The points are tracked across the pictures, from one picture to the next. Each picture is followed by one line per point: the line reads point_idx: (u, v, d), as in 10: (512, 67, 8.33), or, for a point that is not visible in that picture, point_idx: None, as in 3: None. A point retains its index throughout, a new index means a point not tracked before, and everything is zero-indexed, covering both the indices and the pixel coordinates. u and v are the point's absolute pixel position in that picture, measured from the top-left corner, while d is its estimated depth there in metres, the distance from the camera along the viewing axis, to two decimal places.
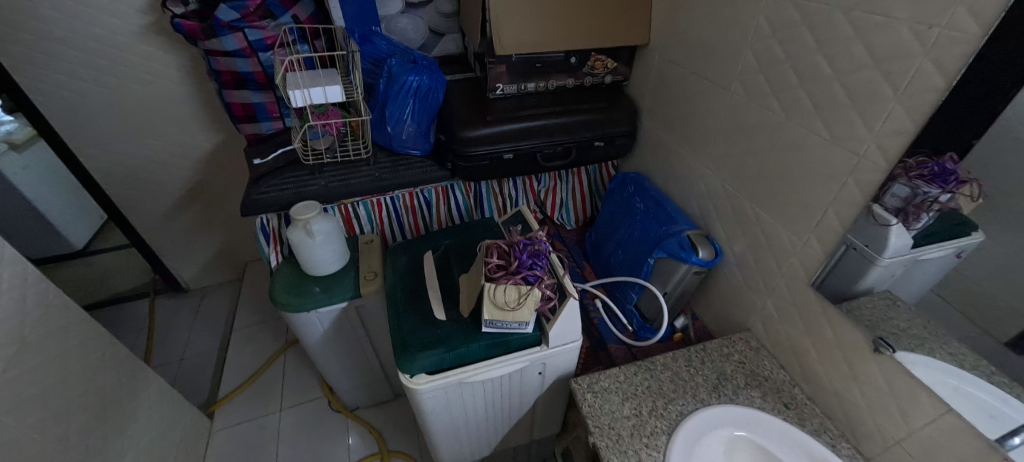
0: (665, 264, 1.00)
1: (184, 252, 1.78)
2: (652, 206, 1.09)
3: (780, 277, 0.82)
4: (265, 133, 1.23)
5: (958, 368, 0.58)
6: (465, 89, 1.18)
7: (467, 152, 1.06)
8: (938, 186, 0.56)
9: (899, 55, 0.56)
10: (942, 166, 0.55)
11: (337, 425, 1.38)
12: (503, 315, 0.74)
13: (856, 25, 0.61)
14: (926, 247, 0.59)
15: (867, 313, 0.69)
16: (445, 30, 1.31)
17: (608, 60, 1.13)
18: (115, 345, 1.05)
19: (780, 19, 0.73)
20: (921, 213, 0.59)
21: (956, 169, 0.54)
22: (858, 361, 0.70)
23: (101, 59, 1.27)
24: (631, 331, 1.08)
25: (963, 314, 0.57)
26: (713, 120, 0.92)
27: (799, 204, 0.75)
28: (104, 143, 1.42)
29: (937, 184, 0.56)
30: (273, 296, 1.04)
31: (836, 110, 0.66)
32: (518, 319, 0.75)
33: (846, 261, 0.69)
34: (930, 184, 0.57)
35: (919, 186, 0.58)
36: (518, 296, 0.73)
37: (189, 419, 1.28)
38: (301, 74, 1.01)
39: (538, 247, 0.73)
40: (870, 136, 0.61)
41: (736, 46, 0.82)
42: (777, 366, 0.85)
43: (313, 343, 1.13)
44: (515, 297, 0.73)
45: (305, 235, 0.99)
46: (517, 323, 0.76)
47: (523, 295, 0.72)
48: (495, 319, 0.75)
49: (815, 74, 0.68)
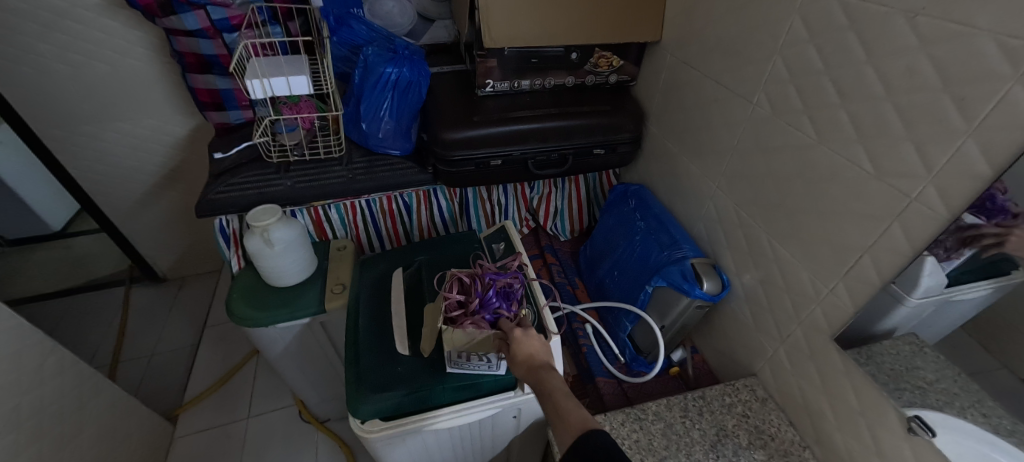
0: (664, 294, 0.89)
1: (159, 241, 1.68)
2: (653, 225, 0.98)
3: (796, 324, 0.71)
4: (235, 123, 1.12)
5: (992, 434, 0.49)
6: (451, 84, 1.06)
7: (449, 156, 0.95)
8: (981, 220, 0.46)
9: (977, 77, 0.44)
10: (991, 196, 0.44)
11: (306, 438, 1.29)
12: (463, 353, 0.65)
13: (922, 34, 0.48)
14: (961, 286, 0.50)
15: (889, 361, 0.59)
16: (435, 15, 1.19)
17: (614, 58, 1.01)
18: (58, 353, 0.96)
19: (821, 21, 0.60)
20: (963, 248, 0.48)
21: (1012, 201, 0.43)
22: (884, 434, 0.60)
23: (59, 32, 1.15)
24: (623, 363, 0.98)
25: (983, 347, 0.50)
26: (729, 134, 0.80)
27: (827, 245, 0.63)
28: (67, 125, 1.32)
29: (984, 216, 0.45)
30: (228, 306, 0.94)
31: (885, 138, 0.54)
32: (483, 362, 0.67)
33: (868, 298, 0.59)
34: (975, 216, 0.46)
35: (962, 219, 0.47)
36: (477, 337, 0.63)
37: (147, 426, 1.20)
38: (263, 61, 0.89)
39: (505, 284, 0.65)
40: (927, 176, 0.49)
41: (764, 50, 0.70)
42: (786, 423, 0.75)
43: (275, 357, 1.04)
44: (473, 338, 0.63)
45: (263, 243, 0.88)
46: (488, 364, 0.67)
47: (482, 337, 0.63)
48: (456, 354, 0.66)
49: (862, 91, 0.56)
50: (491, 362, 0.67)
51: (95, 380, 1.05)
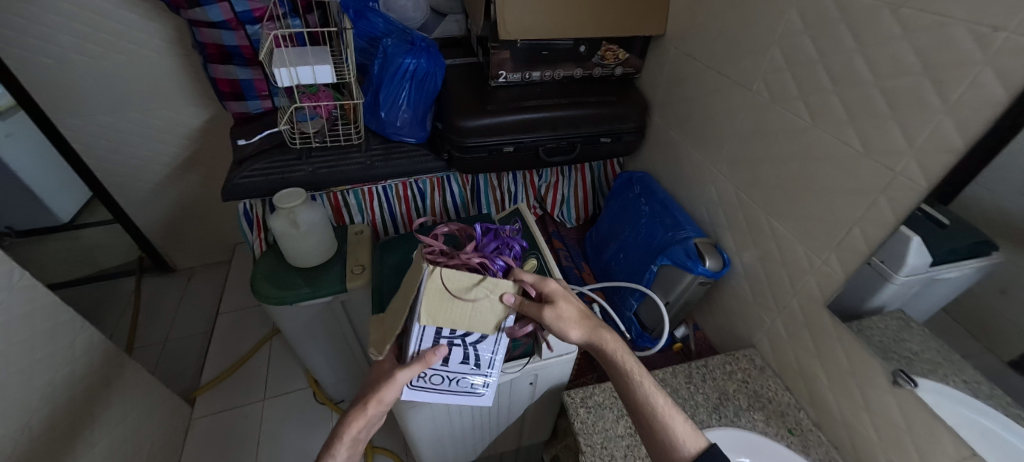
0: (669, 272, 0.94)
1: (171, 233, 1.71)
2: (658, 209, 1.04)
3: (792, 295, 0.77)
4: (253, 113, 1.16)
5: (971, 398, 0.55)
6: (463, 75, 1.11)
7: (465, 144, 0.99)
8: None
9: (952, 62, 0.50)
10: None
11: (321, 418, 1.34)
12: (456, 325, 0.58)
13: (905, 24, 0.54)
14: (945, 266, 0.56)
15: (878, 333, 0.65)
16: (447, 10, 1.23)
17: (620, 50, 1.06)
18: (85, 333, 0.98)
19: (814, 14, 0.66)
20: None
21: None
22: (872, 391, 0.66)
23: (79, 23, 1.18)
24: (629, 339, 1.04)
25: (969, 332, 0.56)
26: (729, 121, 0.85)
27: (820, 220, 0.69)
28: (84, 115, 1.34)
29: None
30: (253, 285, 0.98)
31: (873, 119, 0.59)
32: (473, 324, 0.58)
33: (858, 277, 0.65)
34: None
35: None
36: (482, 290, 0.56)
37: (167, 406, 1.24)
38: (289, 51, 0.94)
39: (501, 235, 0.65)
40: (909, 152, 0.55)
41: (762, 42, 0.75)
42: (782, 388, 0.81)
43: (296, 336, 1.09)
44: (473, 293, 0.57)
45: (289, 224, 0.93)
46: (473, 381, 0.68)
47: (488, 289, 0.57)
48: (446, 327, 0.58)
49: (851, 77, 0.62)
50: (476, 376, 0.67)
51: (121, 361, 1.08)
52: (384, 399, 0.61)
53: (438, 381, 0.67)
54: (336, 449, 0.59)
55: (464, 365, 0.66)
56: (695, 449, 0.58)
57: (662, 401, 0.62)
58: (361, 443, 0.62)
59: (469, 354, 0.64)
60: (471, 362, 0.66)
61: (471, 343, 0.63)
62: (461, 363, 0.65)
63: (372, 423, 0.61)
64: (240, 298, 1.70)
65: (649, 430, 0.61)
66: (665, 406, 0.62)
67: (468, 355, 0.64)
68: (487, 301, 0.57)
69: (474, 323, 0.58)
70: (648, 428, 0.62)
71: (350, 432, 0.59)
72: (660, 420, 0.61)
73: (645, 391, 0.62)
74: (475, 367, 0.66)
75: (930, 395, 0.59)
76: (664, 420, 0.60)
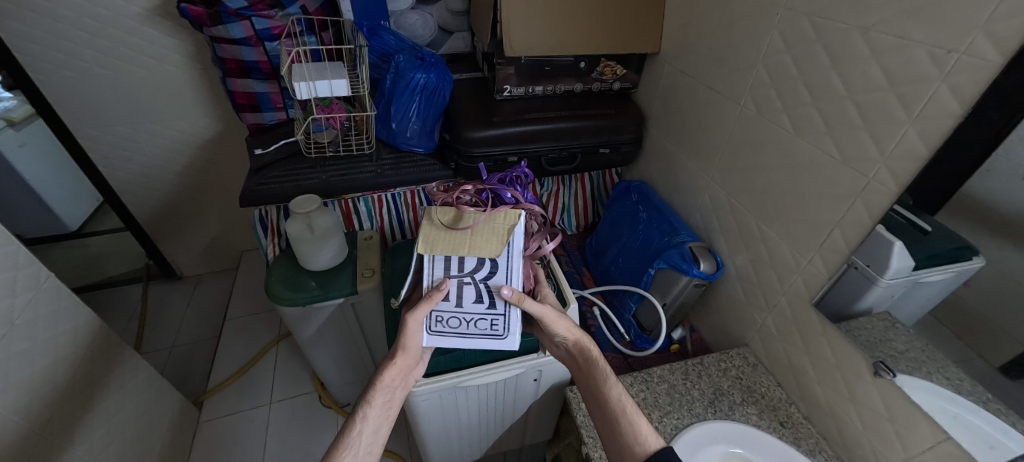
0: (665, 275, 0.99)
1: (179, 243, 1.71)
2: (654, 215, 1.09)
3: (781, 294, 0.82)
4: (268, 124, 1.20)
5: (954, 394, 0.59)
6: (468, 88, 1.17)
7: (471, 153, 1.05)
8: None
9: (915, 79, 0.56)
10: None
11: (327, 421, 1.37)
12: (457, 250, 0.59)
13: (873, 46, 0.60)
14: (926, 270, 0.60)
15: (865, 333, 0.69)
16: (453, 28, 1.31)
17: (617, 67, 1.13)
18: (108, 338, 0.98)
19: (795, 35, 0.72)
20: None
21: None
22: (857, 383, 0.70)
23: (103, 39, 1.19)
24: (628, 341, 1.08)
25: (960, 339, 0.59)
26: (720, 131, 0.91)
27: (805, 223, 0.74)
28: (103, 125, 1.34)
29: None
30: (268, 287, 1.02)
31: (849, 130, 0.65)
32: (477, 247, 0.59)
33: (845, 280, 0.70)
34: None
35: None
36: (485, 216, 0.59)
37: (178, 410, 1.25)
38: (308, 66, 1.00)
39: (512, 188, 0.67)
40: (881, 159, 0.61)
41: (749, 60, 0.82)
42: (773, 384, 0.85)
43: (307, 338, 1.12)
44: (468, 219, 0.59)
45: (305, 228, 0.99)
46: (491, 323, 0.65)
47: (490, 215, 0.59)
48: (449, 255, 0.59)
49: (829, 92, 0.68)
50: (491, 318, 0.64)
51: (139, 367, 1.07)
52: (408, 345, 0.66)
53: (456, 327, 0.65)
54: (374, 398, 0.65)
55: (479, 305, 0.64)
56: (655, 447, 0.61)
57: (629, 405, 0.65)
58: (396, 395, 0.68)
59: (480, 290, 0.63)
60: (484, 301, 0.63)
61: (478, 279, 0.62)
62: (475, 302, 0.63)
63: (401, 371, 0.68)
64: (246, 304, 1.72)
65: (612, 430, 0.65)
66: (631, 409, 0.65)
67: (479, 293, 0.63)
68: (489, 224, 0.59)
69: (475, 245, 0.59)
70: (612, 429, 0.65)
71: (386, 378, 0.66)
72: (625, 420, 0.64)
73: (615, 393, 0.66)
74: (490, 308, 0.64)
75: (910, 387, 0.63)
76: (630, 421, 0.64)
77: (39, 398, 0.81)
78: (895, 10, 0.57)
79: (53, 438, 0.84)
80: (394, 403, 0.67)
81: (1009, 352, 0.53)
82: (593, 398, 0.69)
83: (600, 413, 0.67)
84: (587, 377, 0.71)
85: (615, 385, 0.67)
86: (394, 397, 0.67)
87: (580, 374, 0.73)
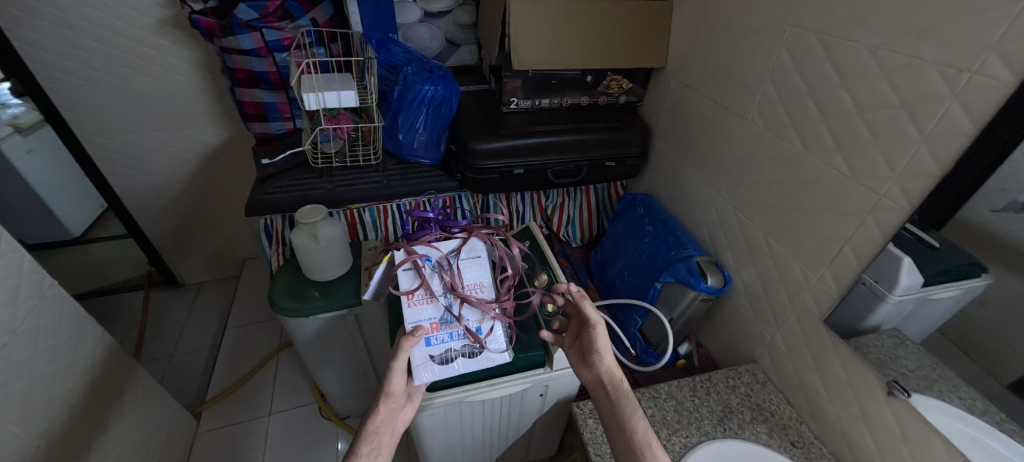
0: (673, 289, 0.98)
1: (182, 251, 1.70)
2: (660, 228, 1.09)
3: (790, 310, 0.81)
4: (275, 133, 1.20)
5: (967, 413, 0.58)
6: (476, 101, 1.18)
7: (478, 165, 1.04)
8: None
9: (926, 98, 0.56)
10: None
11: (328, 433, 1.35)
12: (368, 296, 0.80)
13: (883, 64, 0.61)
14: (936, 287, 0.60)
15: (874, 350, 0.68)
16: (461, 41, 1.33)
17: (623, 81, 1.14)
18: (110, 347, 0.97)
19: (802, 52, 0.73)
20: None
21: None
22: (869, 402, 0.69)
23: (114, 49, 1.20)
24: (634, 355, 1.08)
25: (967, 355, 0.59)
26: (727, 146, 0.91)
27: (814, 239, 0.74)
28: (110, 133, 1.34)
29: None
30: (271, 297, 1.01)
31: (858, 147, 0.66)
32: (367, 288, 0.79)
33: (855, 297, 0.69)
34: None
35: None
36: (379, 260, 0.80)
37: (178, 420, 1.24)
38: (317, 77, 1.01)
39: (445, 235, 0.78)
40: (892, 176, 0.61)
41: (757, 75, 0.82)
42: (783, 401, 0.84)
43: (310, 349, 1.11)
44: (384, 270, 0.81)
45: (310, 238, 0.98)
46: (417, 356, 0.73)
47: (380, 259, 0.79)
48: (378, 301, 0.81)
49: (838, 109, 0.68)
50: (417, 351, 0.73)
51: (141, 376, 1.06)
52: (391, 389, 0.69)
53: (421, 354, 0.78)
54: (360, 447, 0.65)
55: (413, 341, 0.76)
56: None
57: (652, 438, 0.65)
58: (383, 440, 0.66)
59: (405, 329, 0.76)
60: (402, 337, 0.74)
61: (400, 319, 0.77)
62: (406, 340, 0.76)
63: (389, 416, 0.69)
64: (248, 313, 1.71)
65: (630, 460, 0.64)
66: (653, 444, 0.64)
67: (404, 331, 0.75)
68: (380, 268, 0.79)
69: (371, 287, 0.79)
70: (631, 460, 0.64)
71: (368, 427, 0.66)
72: (649, 453, 0.63)
73: (643, 428, 0.65)
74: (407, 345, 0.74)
75: (924, 406, 0.62)
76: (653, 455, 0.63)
77: (40, 408, 0.80)
78: (904, 29, 0.58)
79: (51, 449, 0.82)
80: (382, 448, 0.66)
81: (1015, 370, 0.53)
82: (616, 430, 0.68)
83: (623, 445, 0.66)
84: (613, 408, 0.69)
85: (642, 420, 0.66)
86: (382, 445, 0.66)
87: (604, 401, 0.70)
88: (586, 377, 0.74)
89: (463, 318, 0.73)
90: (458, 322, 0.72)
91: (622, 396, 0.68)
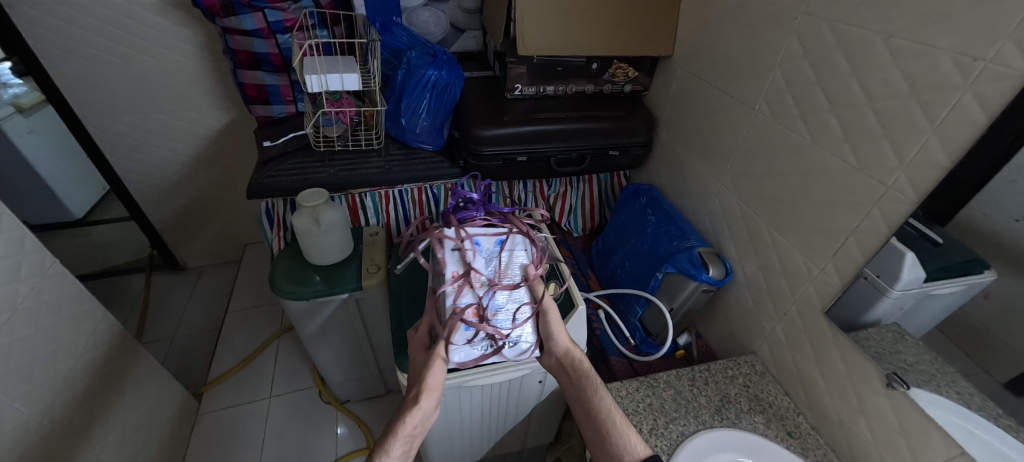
0: (674, 279, 0.98)
1: (184, 234, 1.70)
2: (663, 219, 1.08)
3: (791, 302, 0.81)
4: (277, 117, 1.19)
5: (964, 408, 0.58)
6: (480, 87, 1.17)
7: (480, 151, 1.04)
8: None
9: (938, 88, 0.56)
10: None
11: (326, 417, 1.36)
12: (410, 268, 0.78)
13: (896, 52, 0.60)
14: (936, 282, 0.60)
15: (874, 344, 0.69)
16: (465, 26, 1.31)
17: (629, 69, 1.12)
18: (112, 326, 0.97)
19: (813, 39, 0.71)
20: None
21: None
22: (868, 394, 0.69)
23: (116, 28, 1.19)
24: (633, 345, 1.08)
25: (965, 352, 0.58)
26: (733, 137, 0.91)
27: (819, 231, 0.74)
28: (111, 113, 1.33)
29: None
30: (272, 281, 1.01)
31: (867, 137, 0.65)
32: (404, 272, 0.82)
33: (856, 291, 0.69)
34: None
35: None
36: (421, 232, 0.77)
37: (179, 400, 1.24)
38: (319, 59, 1.00)
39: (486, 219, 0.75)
40: (900, 168, 0.60)
41: (766, 65, 0.81)
42: (781, 393, 0.85)
43: (311, 333, 1.11)
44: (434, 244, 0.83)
45: (311, 222, 0.97)
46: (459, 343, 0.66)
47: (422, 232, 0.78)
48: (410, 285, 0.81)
49: (848, 100, 0.67)
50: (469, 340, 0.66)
51: (142, 356, 1.06)
52: (428, 384, 0.66)
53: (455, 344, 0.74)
54: (392, 447, 0.62)
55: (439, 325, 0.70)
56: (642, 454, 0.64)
57: (616, 414, 0.68)
58: (414, 438, 0.65)
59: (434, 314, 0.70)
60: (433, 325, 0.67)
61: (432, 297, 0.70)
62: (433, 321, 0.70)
63: (421, 417, 0.66)
64: (249, 297, 1.71)
65: (601, 436, 0.68)
66: (620, 421, 0.67)
67: (432, 308, 0.69)
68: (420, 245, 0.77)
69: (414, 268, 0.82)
70: (601, 435, 0.68)
71: (403, 427, 0.64)
72: (616, 430, 0.67)
73: (612, 413, 0.68)
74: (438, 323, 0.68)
75: (923, 399, 0.63)
76: (620, 431, 0.66)
77: (43, 385, 0.80)
78: (919, 16, 0.57)
79: (53, 425, 0.82)
80: (411, 448, 0.64)
81: (1014, 367, 0.53)
82: (585, 410, 0.71)
83: (591, 422, 0.70)
84: (579, 388, 0.72)
85: (606, 396, 0.70)
86: (412, 443, 0.65)
87: (568, 382, 0.74)
88: (549, 363, 0.76)
89: (498, 314, 0.66)
90: (490, 316, 0.66)
91: (585, 377, 0.71)
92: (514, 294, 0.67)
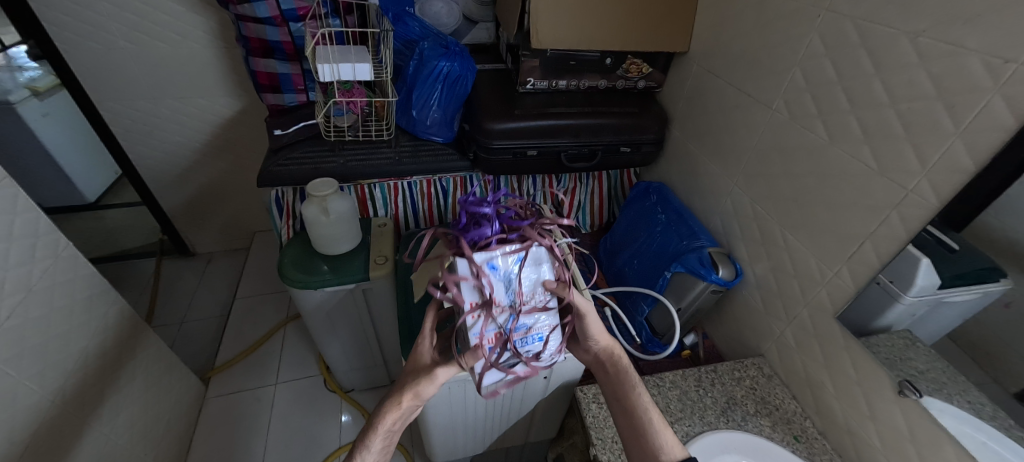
0: (682, 279, 0.97)
1: (193, 221, 1.71)
2: (673, 218, 1.07)
3: (802, 305, 0.80)
4: (287, 106, 1.18)
5: (975, 417, 0.57)
6: (491, 80, 1.16)
7: (490, 145, 1.03)
8: None
9: (966, 90, 0.54)
10: None
11: (330, 405, 1.37)
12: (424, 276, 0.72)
13: (922, 52, 0.58)
14: (951, 289, 0.59)
15: (885, 350, 0.68)
16: (478, 18, 1.30)
17: (643, 65, 1.11)
18: (123, 309, 0.98)
19: (836, 37, 0.70)
20: None
21: None
22: (878, 401, 0.69)
23: (130, 13, 1.19)
24: (639, 343, 1.07)
25: (976, 361, 0.58)
26: (748, 136, 0.89)
27: (834, 235, 0.72)
28: (124, 99, 1.34)
29: None
30: (281, 268, 1.02)
31: (888, 139, 0.63)
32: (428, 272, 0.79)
33: (868, 295, 0.68)
34: None
35: None
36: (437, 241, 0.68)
37: (187, 384, 1.26)
38: (332, 49, 0.99)
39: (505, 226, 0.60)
40: (922, 172, 0.59)
41: (785, 63, 0.79)
42: (788, 396, 0.84)
43: (318, 322, 1.12)
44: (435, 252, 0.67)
45: (320, 211, 0.97)
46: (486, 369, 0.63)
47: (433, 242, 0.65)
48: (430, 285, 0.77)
49: (870, 100, 0.66)
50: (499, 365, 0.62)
51: (151, 340, 1.08)
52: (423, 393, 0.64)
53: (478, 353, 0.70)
54: (373, 442, 0.62)
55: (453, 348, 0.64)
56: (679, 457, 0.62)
57: (654, 415, 0.66)
58: (398, 431, 0.64)
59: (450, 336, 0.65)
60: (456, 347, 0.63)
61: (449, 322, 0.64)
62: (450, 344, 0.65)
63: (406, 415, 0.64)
64: (257, 284, 1.72)
65: (637, 439, 0.65)
66: (658, 422, 0.66)
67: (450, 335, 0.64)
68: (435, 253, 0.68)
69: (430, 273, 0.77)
70: (637, 436, 0.66)
71: (387, 425, 0.62)
72: (653, 432, 0.65)
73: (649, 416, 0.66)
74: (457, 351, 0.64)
75: (934, 408, 0.62)
76: (657, 434, 0.65)
77: (56, 365, 0.82)
78: (949, 15, 0.55)
79: (65, 404, 0.84)
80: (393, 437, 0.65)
81: None
82: (622, 410, 0.69)
83: (626, 421, 0.68)
84: (615, 386, 0.69)
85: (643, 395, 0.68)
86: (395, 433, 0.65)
87: (605, 380, 0.71)
88: (586, 358, 0.74)
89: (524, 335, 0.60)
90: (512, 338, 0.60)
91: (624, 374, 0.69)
92: (544, 314, 0.61)
